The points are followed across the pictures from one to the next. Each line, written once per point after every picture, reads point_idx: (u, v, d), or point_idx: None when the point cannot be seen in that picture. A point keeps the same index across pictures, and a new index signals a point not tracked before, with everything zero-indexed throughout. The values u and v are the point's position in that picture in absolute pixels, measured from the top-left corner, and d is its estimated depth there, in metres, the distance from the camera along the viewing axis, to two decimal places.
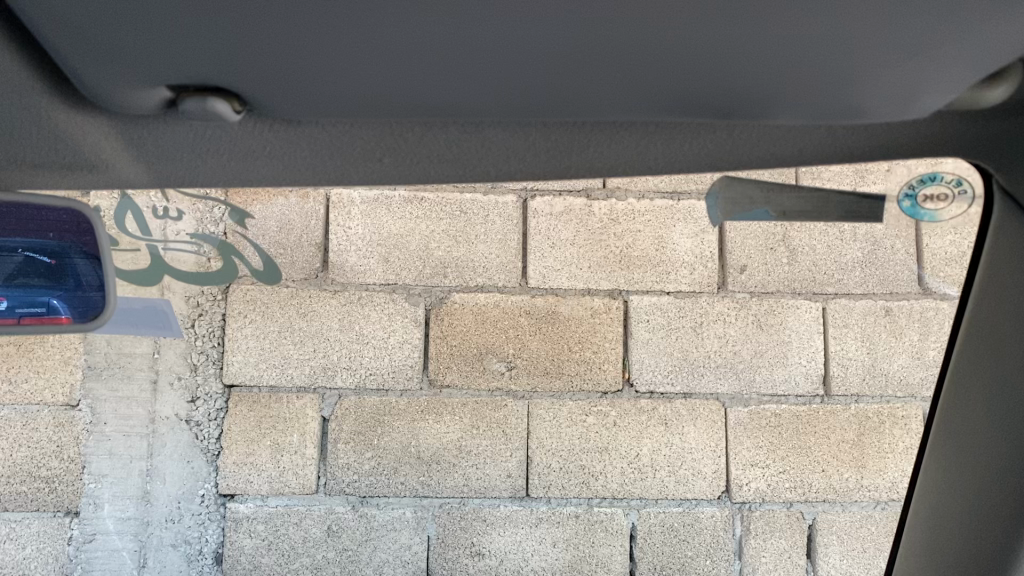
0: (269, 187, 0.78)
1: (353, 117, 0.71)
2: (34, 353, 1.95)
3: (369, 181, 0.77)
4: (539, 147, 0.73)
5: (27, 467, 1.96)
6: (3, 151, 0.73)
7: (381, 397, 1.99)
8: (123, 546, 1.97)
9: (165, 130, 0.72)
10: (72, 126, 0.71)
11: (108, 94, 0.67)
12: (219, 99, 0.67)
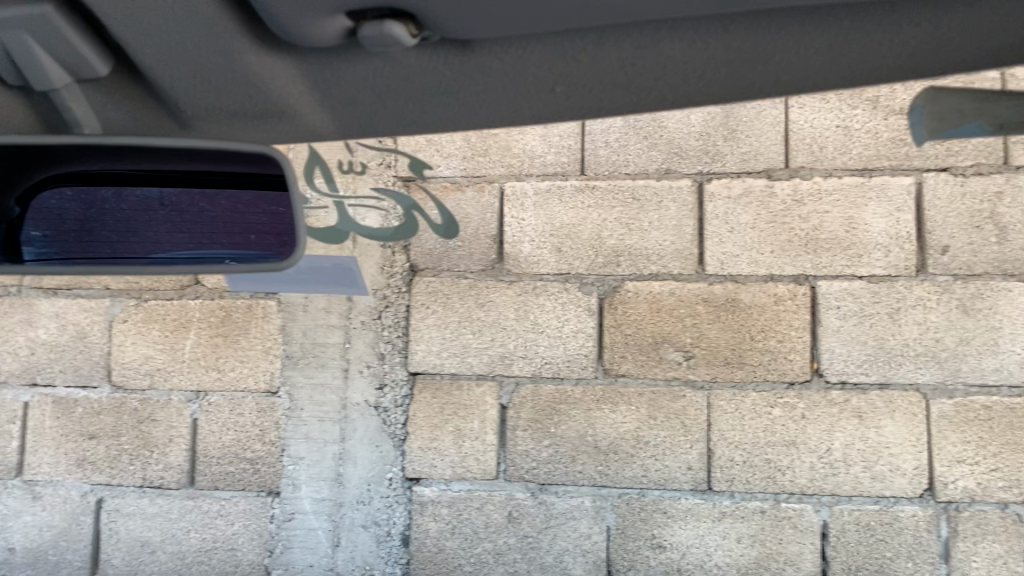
0: (459, 118, 0.95)
1: (534, 54, 0.84)
2: (240, 344, 2.10)
3: (546, 109, 0.93)
4: (721, 60, 0.85)
5: (234, 449, 2.10)
6: (215, 99, 0.90)
7: (557, 386, 1.99)
8: (318, 525, 2.07)
9: (346, 70, 0.87)
10: (266, 73, 0.86)
11: (300, 27, 0.79)
12: (395, 22, 0.77)
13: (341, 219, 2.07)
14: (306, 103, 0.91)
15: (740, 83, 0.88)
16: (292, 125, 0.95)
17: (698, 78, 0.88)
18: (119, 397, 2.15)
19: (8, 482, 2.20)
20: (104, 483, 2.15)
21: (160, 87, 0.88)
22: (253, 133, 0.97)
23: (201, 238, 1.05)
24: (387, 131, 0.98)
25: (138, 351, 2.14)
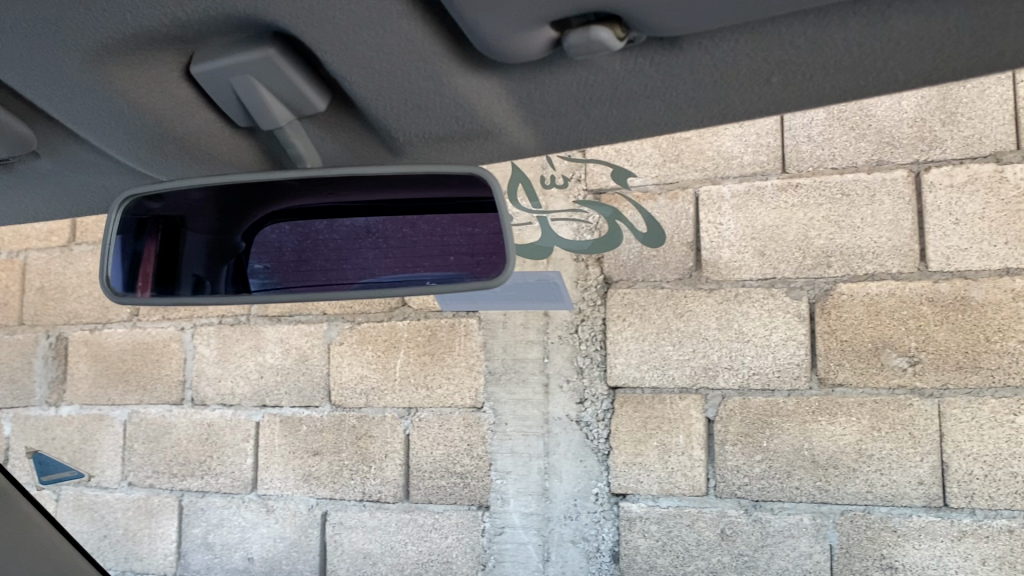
0: (669, 114, 0.91)
1: (747, 46, 0.79)
2: (445, 361, 2.17)
3: (762, 98, 0.88)
4: (965, 32, 0.75)
5: (445, 463, 2.16)
6: (423, 125, 0.90)
7: (767, 397, 1.90)
8: (529, 540, 2.08)
9: (549, 84, 0.85)
10: (470, 96, 0.86)
11: (507, 43, 0.76)
12: (601, 27, 0.72)
13: (546, 235, 2.10)
14: (511, 123, 0.92)
15: (985, 55, 0.78)
16: (496, 144, 0.97)
17: (935, 54, 0.78)
18: (339, 414, 2.28)
19: (246, 496, 2.39)
20: (328, 497, 2.28)
21: (374, 125, 0.91)
22: (459, 154, 0.99)
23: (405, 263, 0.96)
24: (592, 135, 0.96)
25: (354, 371, 2.27)
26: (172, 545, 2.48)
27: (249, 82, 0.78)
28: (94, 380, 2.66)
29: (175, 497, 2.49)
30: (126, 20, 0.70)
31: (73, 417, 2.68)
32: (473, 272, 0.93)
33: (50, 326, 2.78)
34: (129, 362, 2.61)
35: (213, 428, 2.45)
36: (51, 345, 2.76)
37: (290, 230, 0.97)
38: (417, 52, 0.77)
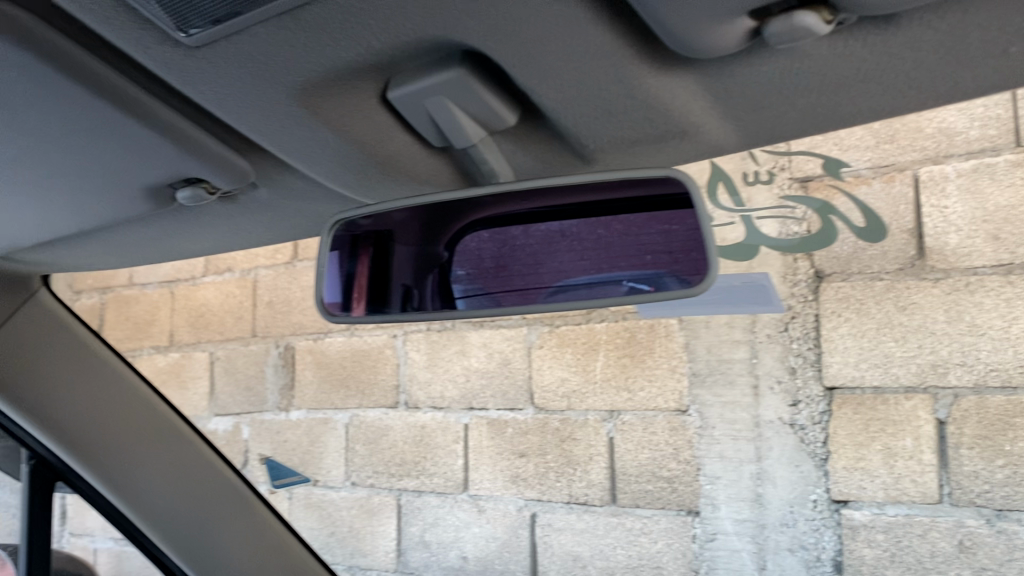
0: (884, 97, 0.82)
1: (981, 17, 0.69)
2: (646, 363, 2.15)
3: (996, 72, 0.78)
4: None
5: (651, 467, 2.12)
6: (617, 128, 0.85)
7: (1009, 396, 1.71)
8: (742, 547, 1.99)
9: (749, 76, 0.78)
10: (666, 97, 0.80)
11: (699, 40, 0.68)
12: (805, 13, 0.63)
13: (751, 234, 2.00)
14: (707, 119, 0.86)
15: None
16: (692, 144, 0.91)
17: None
18: (543, 417, 2.31)
19: (458, 496, 2.48)
20: (536, 498, 2.32)
21: (564, 137, 0.88)
22: (653, 155, 0.93)
23: (601, 264, 0.89)
24: (795, 126, 0.88)
25: (556, 374, 2.29)
26: (392, 542, 2.62)
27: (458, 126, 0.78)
28: (317, 387, 2.86)
29: (394, 497, 2.62)
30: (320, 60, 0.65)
31: (301, 420, 2.90)
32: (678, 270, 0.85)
33: (278, 337, 3.02)
34: (347, 369, 2.79)
35: (426, 430, 2.57)
36: (280, 354, 3.00)
37: (488, 237, 0.93)
38: (612, 61, 0.71)
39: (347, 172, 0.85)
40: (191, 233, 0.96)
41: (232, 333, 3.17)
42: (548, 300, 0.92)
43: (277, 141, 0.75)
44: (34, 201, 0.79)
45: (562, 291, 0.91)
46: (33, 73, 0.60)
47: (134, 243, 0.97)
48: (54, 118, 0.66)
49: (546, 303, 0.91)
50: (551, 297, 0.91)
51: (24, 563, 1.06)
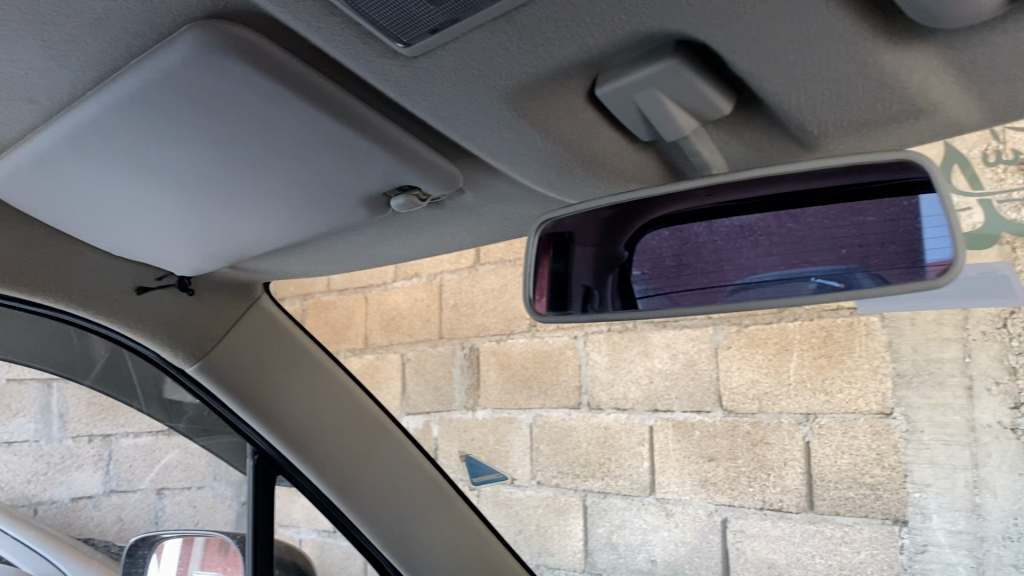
0: None
1: None
2: (845, 364, 2.04)
3: None
4: None
5: (853, 473, 2.01)
6: (832, 112, 0.66)
7: None
8: (958, 561, 1.83)
9: (1007, 45, 0.56)
10: (895, 75, 0.59)
11: (932, 11, 0.50)
12: None
13: (989, 220, 1.78)
14: (949, 96, 0.63)
15: None
16: (930, 125, 0.68)
17: None
18: (733, 420, 2.25)
19: (645, 499, 2.45)
20: (727, 503, 2.25)
21: (772, 136, 0.71)
22: (882, 140, 0.72)
23: (793, 259, 0.71)
24: None
25: (746, 376, 2.23)
26: (579, 543, 2.62)
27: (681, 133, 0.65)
28: (502, 387, 2.92)
29: (580, 497, 2.63)
30: (507, 73, 0.56)
31: (488, 420, 2.97)
32: (878, 268, 0.67)
33: (464, 338, 3.11)
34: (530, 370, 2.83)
35: (610, 432, 2.56)
36: (466, 355, 3.08)
37: (668, 234, 0.78)
38: (830, 48, 0.54)
39: (538, 178, 0.76)
40: (401, 244, 0.97)
41: (420, 335, 3.30)
42: (729, 300, 0.76)
43: (484, 151, 0.69)
44: (266, 218, 0.82)
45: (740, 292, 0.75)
46: (275, 101, 0.62)
47: (352, 255, 1.00)
48: (290, 143, 0.67)
49: (727, 305, 0.76)
50: (734, 297, 0.75)
51: (252, 554, 1.15)
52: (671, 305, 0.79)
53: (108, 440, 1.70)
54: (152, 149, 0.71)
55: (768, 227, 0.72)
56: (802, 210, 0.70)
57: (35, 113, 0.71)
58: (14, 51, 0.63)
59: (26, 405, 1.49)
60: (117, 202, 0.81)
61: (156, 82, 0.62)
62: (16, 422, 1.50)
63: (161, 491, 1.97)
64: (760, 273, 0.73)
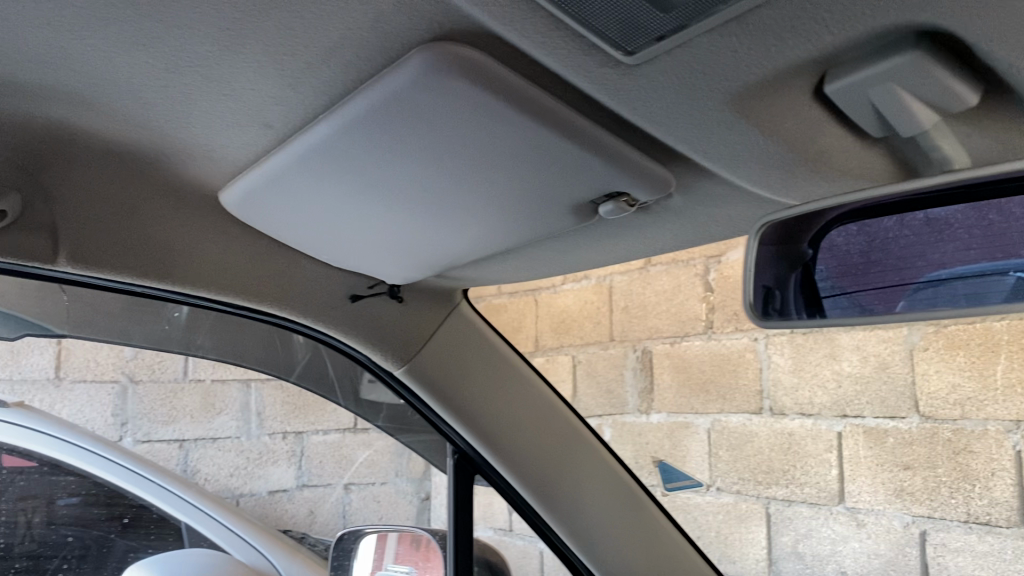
0: None
1: None
2: None
3: None
4: None
5: None
6: None
7: None
8: None
9: None
10: None
11: None
12: None
13: None
14: None
15: None
16: None
17: None
18: (932, 427, 2.11)
19: (834, 508, 2.34)
20: (926, 515, 2.11)
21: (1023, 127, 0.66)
22: None
23: (991, 252, 0.69)
24: None
25: (946, 380, 2.09)
26: (763, 551, 2.54)
27: (917, 126, 0.63)
28: (678, 390, 2.88)
29: (763, 504, 2.55)
30: (731, 76, 0.55)
31: (663, 424, 2.93)
32: None
33: (636, 341, 3.09)
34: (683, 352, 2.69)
35: (795, 437, 2.46)
36: (638, 358, 3.06)
37: (855, 230, 0.78)
38: None
39: (753, 178, 0.75)
40: (603, 249, 0.98)
41: (592, 337, 3.30)
42: (918, 298, 0.76)
43: (698, 153, 0.68)
44: (474, 229, 0.86)
45: (928, 289, 0.75)
46: (494, 119, 0.64)
47: (550, 262, 1.02)
48: (506, 157, 0.70)
49: (916, 303, 0.76)
50: (923, 294, 0.75)
51: (452, 550, 1.20)
52: (857, 306, 0.80)
53: (300, 438, 1.73)
54: (375, 169, 0.76)
55: (961, 222, 0.70)
56: (1006, 200, 0.66)
57: (271, 134, 0.78)
58: (257, 81, 0.70)
59: (230, 404, 1.56)
60: (339, 217, 0.87)
61: (382, 106, 0.66)
62: (220, 420, 1.58)
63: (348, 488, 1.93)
64: (952, 270, 0.72)
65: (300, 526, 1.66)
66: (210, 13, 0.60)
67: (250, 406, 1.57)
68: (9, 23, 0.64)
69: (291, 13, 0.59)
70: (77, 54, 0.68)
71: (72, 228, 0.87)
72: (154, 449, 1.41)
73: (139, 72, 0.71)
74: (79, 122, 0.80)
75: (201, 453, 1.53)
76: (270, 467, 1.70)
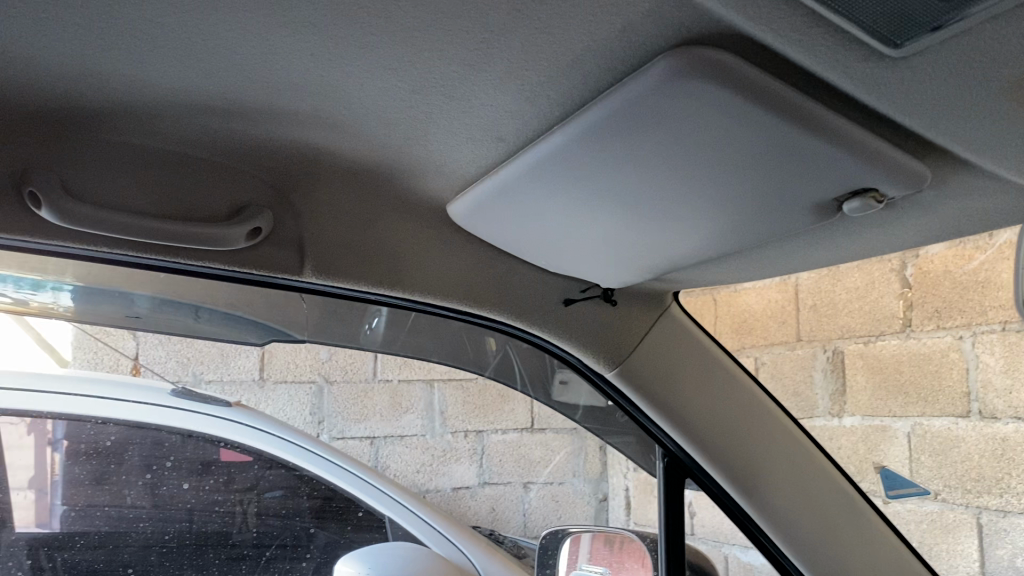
0: None
1: None
2: None
3: None
4: None
5: None
6: None
7: None
8: None
9: None
10: None
11: None
12: None
13: None
14: None
15: None
16: None
17: None
18: None
19: None
20: None
21: None
22: None
23: None
24: None
25: None
26: (976, 563, 2.36)
27: None
28: (874, 392, 2.74)
29: (972, 514, 2.38)
30: (1008, 60, 0.52)
31: (857, 427, 2.79)
32: None
33: (825, 340, 2.96)
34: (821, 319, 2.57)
35: (1009, 444, 2.28)
36: (829, 358, 2.94)
37: None
38: None
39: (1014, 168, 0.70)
40: (829, 248, 0.95)
41: (776, 337, 3.18)
42: None
43: (957, 142, 0.65)
44: (697, 229, 0.86)
45: None
46: (736, 121, 0.64)
47: (770, 263, 1.01)
48: (744, 157, 0.69)
49: None
50: None
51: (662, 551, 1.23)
52: None
53: (479, 437, 2.05)
54: (604, 177, 0.77)
55: None
56: None
57: (504, 146, 0.81)
58: (496, 97, 0.73)
59: (415, 404, 1.90)
60: (565, 224, 0.90)
61: (620, 113, 0.66)
62: (407, 418, 1.91)
63: (525, 486, 2.18)
64: None
65: (484, 522, 1.99)
66: (460, 35, 0.64)
67: (434, 406, 1.92)
68: (277, 55, 0.70)
69: (538, 31, 0.61)
70: (332, 80, 0.74)
71: (316, 244, 0.97)
72: (348, 445, 1.84)
73: (385, 93, 0.75)
74: (325, 142, 0.87)
75: (390, 449, 1.91)
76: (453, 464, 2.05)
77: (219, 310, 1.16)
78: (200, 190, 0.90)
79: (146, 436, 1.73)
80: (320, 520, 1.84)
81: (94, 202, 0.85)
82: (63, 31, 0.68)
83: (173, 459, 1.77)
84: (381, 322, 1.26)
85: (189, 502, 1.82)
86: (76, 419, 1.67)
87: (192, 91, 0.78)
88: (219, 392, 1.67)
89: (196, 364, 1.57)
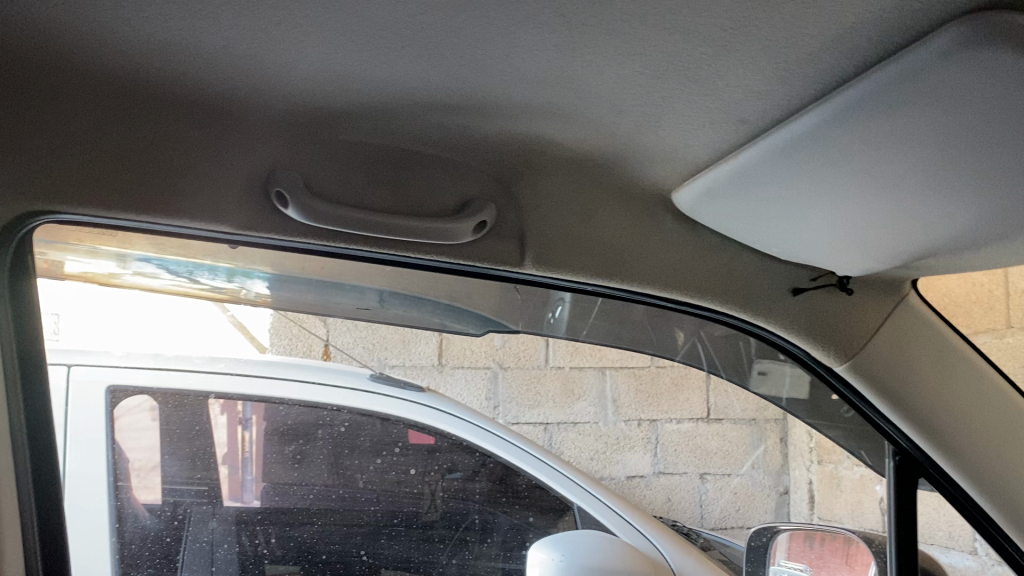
0: None
1: None
2: None
3: None
4: None
5: None
6: None
7: None
8: None
9: None
10: None
11: None
12: None
13: None
14: None
15: None
16: None
17: None
18: None
19: None
20: None
21: None
22: None
23: None
24: None
25: None
26: None
27: None
28: None
29: None
30: None
31: None
32: None
33: None
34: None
35: None
36: None
37: None
38: None
39: None
40: None
41: None
42: None
43: None
44: (951, 210, 0.80)
45: None
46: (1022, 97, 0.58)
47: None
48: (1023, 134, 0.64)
49: None
50: None
51: (891, 542, 1.23)
52: None
53: (653, 426, 2.21)
54: (860, 159, 0.73)
55: None
56: None
57: (745, 128, 0.79)
58: (743, 77, 0.70)
59: (586, 393, 2.04)
60: (805, 208, 0.86)
61: (891, 94, 0.62)
62: (580, 405, 2.06)
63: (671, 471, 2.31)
64: None
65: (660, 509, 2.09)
66: (718, 15, 0.61)
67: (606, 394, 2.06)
68: (518, 49, 0.70)
69: (807, 4, 0.58)
70: (570, 71, 0.73)
71: (535, 232, 0.96)
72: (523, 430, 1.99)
73: (624, 82, 0.74)
74: (552, 134, 0.87)
75: (563, 436, 2.07)
76: (627, 452, 2.19)
77: (406, 295, 1.20)
78: (430, 185, 0.93)
79: (375, 422, 1.82)
80: (523, 509, 1.85)
81: (333, 200, 0.88)
82: (319, 36, 0.71)
83: (402, 445, 1.82)
84: (564, 310, 1.26)
85: (415, 487, 1.82)
86: (311, 407, 1.77)
87: (428, 90, 0.80)
88: (406, 377, 1.82)
89: (383, 351, 1.71)
